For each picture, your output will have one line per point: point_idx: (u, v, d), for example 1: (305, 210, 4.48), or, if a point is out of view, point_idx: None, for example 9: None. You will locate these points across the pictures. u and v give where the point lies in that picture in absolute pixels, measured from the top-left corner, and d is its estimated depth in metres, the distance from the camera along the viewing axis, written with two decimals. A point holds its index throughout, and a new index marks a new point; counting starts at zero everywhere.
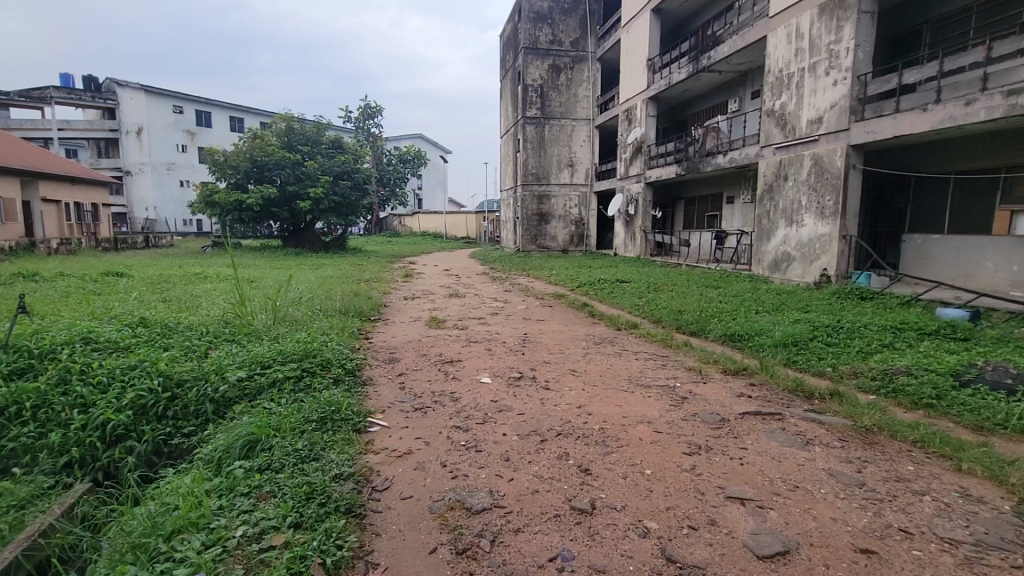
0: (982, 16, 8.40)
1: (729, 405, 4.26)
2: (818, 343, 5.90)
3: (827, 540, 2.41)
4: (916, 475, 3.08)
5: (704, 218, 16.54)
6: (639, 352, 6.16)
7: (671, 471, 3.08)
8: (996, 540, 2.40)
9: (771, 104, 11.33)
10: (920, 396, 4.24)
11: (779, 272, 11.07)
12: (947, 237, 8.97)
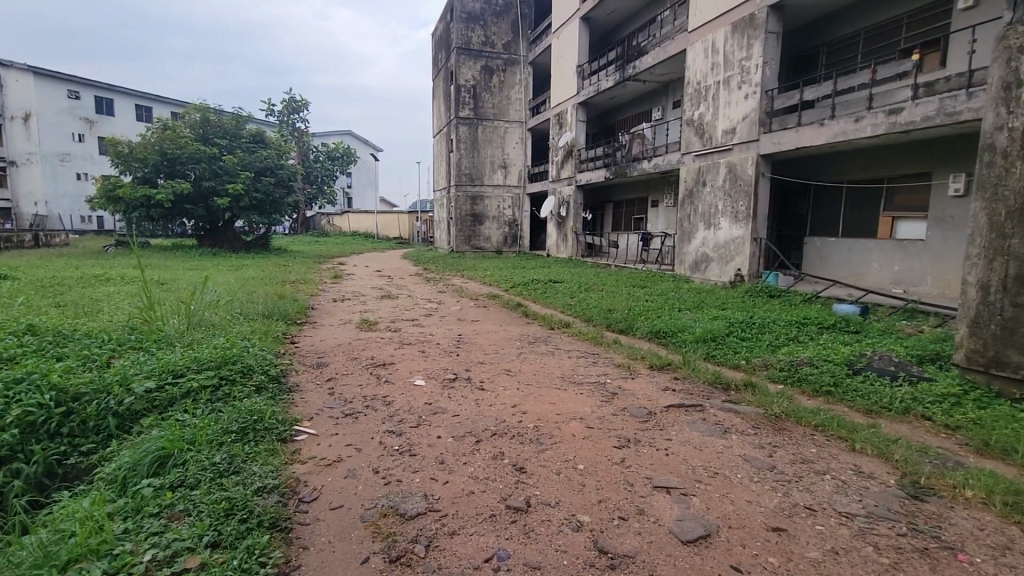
0: (868, 42, 9.39)
1: (655, 399, 4.48)
2: (733, 338, 6.35)
3: (743, 521, 2.59)
4: (818, 456, 3.39)
5: (631, 220, 17.25)
6: (571, 351, 6.32)
7: (602, 465, 3.19)
8: (884, 511, 2.70)
9: (691, 113, 12.03)
10: (820, 384, 4.68)
11: (699, 271, 11.77)
12: (841, 240, 9.94)
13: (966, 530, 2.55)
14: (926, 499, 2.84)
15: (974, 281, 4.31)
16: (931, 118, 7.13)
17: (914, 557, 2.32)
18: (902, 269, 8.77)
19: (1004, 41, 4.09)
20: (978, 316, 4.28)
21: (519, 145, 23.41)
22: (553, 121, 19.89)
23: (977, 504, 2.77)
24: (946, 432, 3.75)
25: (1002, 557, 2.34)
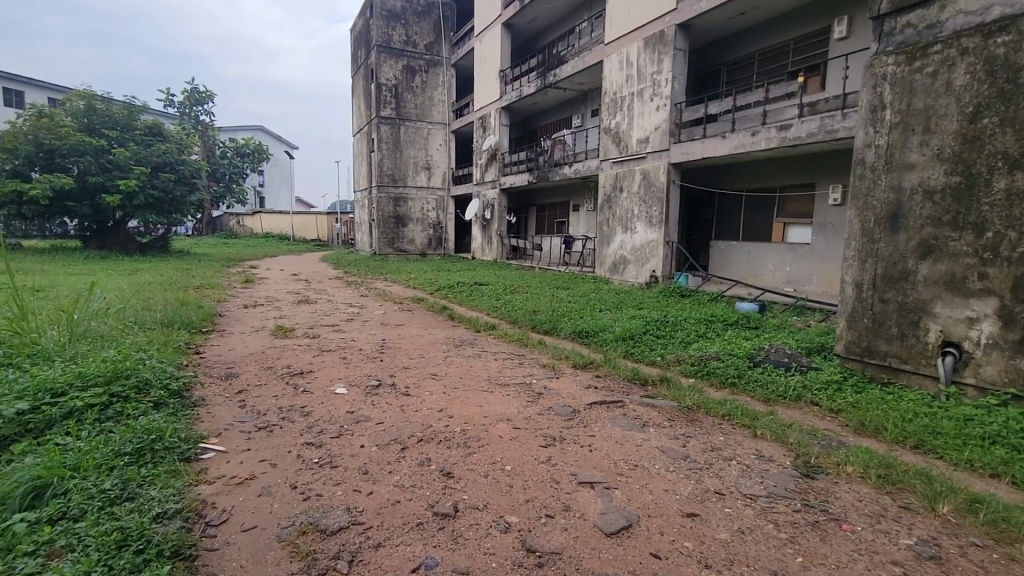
0: (762, 64, 10.30)
1: (578, 397, 4.62)
2: (650, 336, 6.70)
3: (661, 510, 2.74)
4: (725, 443, 3.66)
5: (553, 223, 17.68)
6: (497, 352, 6.36)
7: (529, 465, 3.24)
8: (782, 490, 2.97)
9: (608, 122, 12.56)
10: (725, 377, 5.07)
11: (618, 273, 12.30)
12: (742, 243, 10.81)
13: (849, 502, 2.86)
14: (816, 477, 3.16)
15: (851, 280, 4.86)
16: (815, 134, 7.96)
17: (807, 530, 2.58)
18: (793, 270, 9.70)
19: (871, 69, 4.65)
20: (855, 311, 4.83)
21: (443, 147, 23.24)
22: (477, 124, 19.95)
23: (857, 478, 3.13)
24: (830, 415, 4.20)
25: (877, 523, 2.66)
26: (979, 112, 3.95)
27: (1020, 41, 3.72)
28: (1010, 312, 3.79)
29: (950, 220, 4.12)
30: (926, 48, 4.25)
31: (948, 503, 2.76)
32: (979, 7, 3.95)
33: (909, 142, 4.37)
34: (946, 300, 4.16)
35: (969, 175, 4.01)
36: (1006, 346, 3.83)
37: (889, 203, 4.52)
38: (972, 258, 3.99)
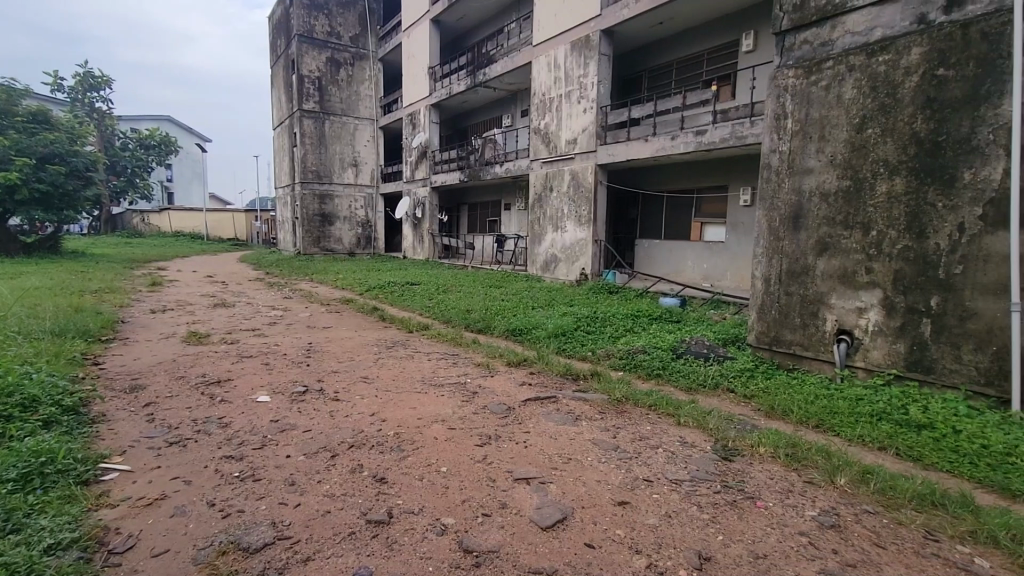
0: (679, 72, 10.88)
1: (513, 394, 4.66)
2: (581, 332, 6.89)
3: (594, 500, 2.82)
4: (652, 432, 3.84)
5: (485, 222, 17.71)
6: (430, 353, 6.27)
7: (464, 464, 3.22)
8: (704, 474, 3.16)
9: (537, 123, 12.74)
10: (651, 368, 5.32)
11: (549, 271, 12.53)
12: (664, 242, 11.37)
13: (762, 480, 3.10)
14: (733, 459, 3.38)
15: (761, 275, 5.25)
16: (727, 140, 8.52)
17: (726, 509, 2.76)
18: (710, 266, 10.34)
19: (775, 80, 5.04)
20: (764, 304, 5.22)
21: (371, 144, 22.56)
22: (406, 121, 19.55)
23: (768, 458, 3.39)
24: (744, 401, 4.52)
25: (786, 498, 2.89)
26: (864, 122, 4.40)
27: (897, 60, 4.18)
28: (892, 301, 4.26)
29: (843, 219, 4.55)
30: (820, 63, 4.67)
31: (844, 475, 3.07)
32: (864, 28, 4.39)
33: (807, 148, 4.79)
34: (840, 292, 4.60)
35: (857, 179, 4.45)
36: (889, 332, 4.30)
37: (792, 204, 4.93)
38: (860, 254, 4.44)
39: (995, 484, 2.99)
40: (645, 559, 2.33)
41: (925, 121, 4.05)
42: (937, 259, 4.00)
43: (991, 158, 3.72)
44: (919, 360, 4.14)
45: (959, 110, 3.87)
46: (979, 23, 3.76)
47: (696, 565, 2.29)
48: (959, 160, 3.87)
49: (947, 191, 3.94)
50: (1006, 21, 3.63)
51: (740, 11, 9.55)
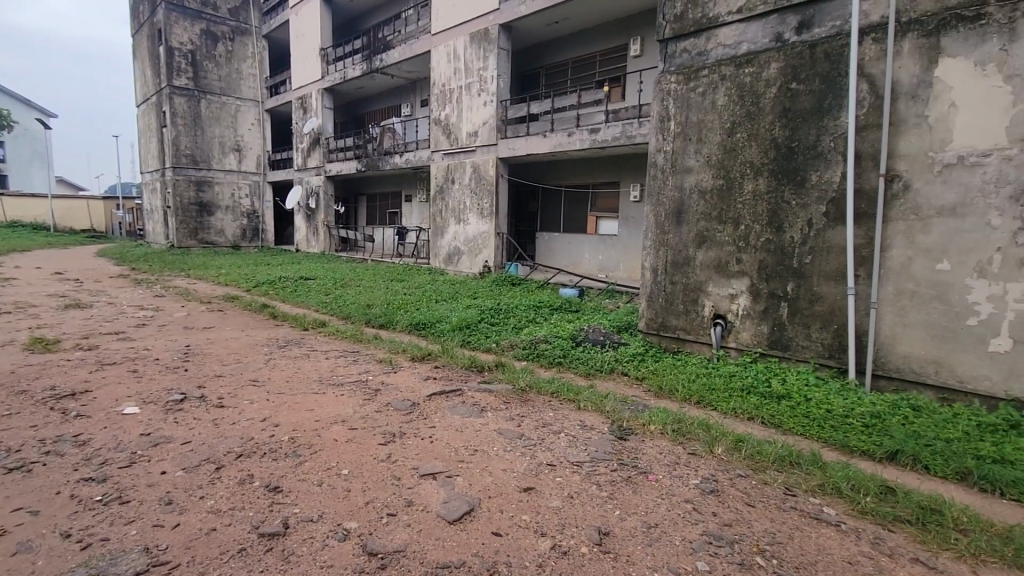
0: (574, 71, 11.29)
1: (417, 390, 4.58)
2: (485, 324, 6.95)
3: (500, 489, 2.87)
4: (554, 418, 3.98)
5: (385, 214, 17.15)
6: (328, 351, 5.95)
7: (367, 465, 3.11)
8: (602, 454, 3.34)
9: (438, 113, 12.55)
10: (553, 357, 5.52)
11: (452, 264, 12.45)
12: (562, 234, 11.79)
13: (653, 456, 3.35)
14: (628, 438, 3.62)
15: (649, 266, 5.64)
16: (618, 138, 9.02)
17: (623, 485, 2.94)
18: (604, 258, 10.91)
19: (660, 84, 5.41)
20: (652, 292, 5.63)
21: (256, 128, 20.80)
22: (295, 105, 18.29)
23: (658, 434, 3.67)
24: (637, 383, 4.85)
25: (673, 470, 3.16)
26: (734, 127, 4.88)
27: (760, 72, 4.68)
28: (757, 288, 4.79)
29: (717, 215, 5.03)
30: (698, 71, 5.10)
31: (721, 445, 3.41)
32: (733, 41, 4.85)
33: (688, 149, 5.22)
34: (716, 281, 5.09)
35: (728, 179, 4.94)
36: (755, 315, 4.84)
37: (675, 200, 5.35)
38: (732, 246, 4.94)
39: (837, 442, 3.50)
40: (549, 541, 2.41)
41: (782, 128, 4.58)
42: (792, 250, 4.56)
43: (833, 163, 4.31)
44: (779, 339, 4.71)
45: (808, 120, 4.43)
46: (823, 44, 4.32)
47: (596, 540, 2.42)
48: (808, 164, 4.44)
49: (799, 190, 4.50)
50: (843, 44, 4.21)
51: (628, 17, 10.12)
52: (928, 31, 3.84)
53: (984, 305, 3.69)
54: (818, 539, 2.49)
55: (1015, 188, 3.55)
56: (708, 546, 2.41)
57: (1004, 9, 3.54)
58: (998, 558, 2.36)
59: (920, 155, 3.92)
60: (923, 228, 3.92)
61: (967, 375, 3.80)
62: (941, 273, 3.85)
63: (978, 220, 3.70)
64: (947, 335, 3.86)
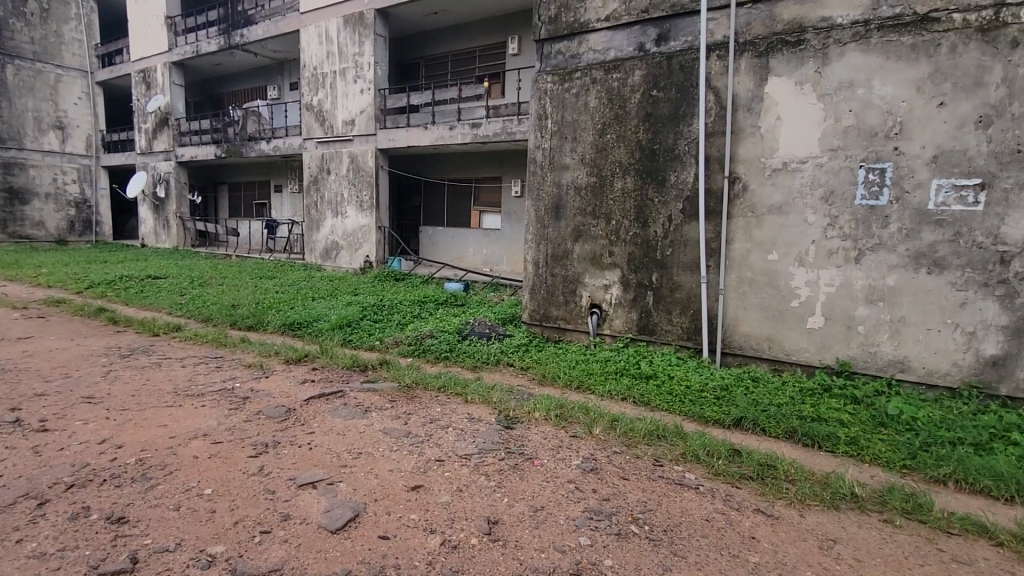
0: (454, 64, 11.23)
1: (293, 394, 4.27)
2: (367, 321, 6.68)
3: (387, 491, 2.79)
4: (441, 412, 3.97)
5: (251, 205, 15.66)
6: (184, 358, 5.30)
7: (235, 481, 2.83)
8: (490, 444, 3.40)
9: (309, 99, 11.73)
10: (439, 352, 5.49)
11: (330, 260, 11.76)
12: (446, 228, 11.71)
13: (538, 441, 3.48)
14: (514, 427, 3.72)
15: (531, 259, 5.83)
16: (499, 134, 9.17)
17: (510, 473, 3.03)
18: (489, 252, 11.06)
19: (537, 84, 5.59)
20: (534, 284, 5.83)
21: (84, 102, 17.72)
22: (135, 79, 15.91)
23: (542, 420, 3.82)
24: (522, 372, 5.01)
25: (556, 453, 3.31)
26: (604, 128, 5.21)
27: (625, 78, 5.05)
28: (627, 279, 5.19)
29: (592, 210, 5.35)
30: (571, 73, 5.36)
31: (599, 425, 3.65)
32: (602, 47, 5.18)
33: (564, 147, 5.47)
34: (591, 273, 5.42)
35: (601, 177, 5.27)
36: (626, 304, 5.24)
37: (553, 196, 5.59)
38: (605, 240, 5.29)
39: (696, 414, 3.94)
40: (439, 537, 2.40)
41: (646, 132, 4.99)
42: (656, 244, 5.01)
43: (687, 164, 4.80)
44: (646, 325, 5.15)
45: (667, 125, 4.88)
46: (678, 57, 4.77)
47: (486, 529, 2.46)
48: (668, 165, 4.89)
49: (661, 189, 4.95)
50: (694, 58, 4.70)
51: (506, 14, 10.31)
52: (760, 52, 4.42)
53: (803, 289, 4.38)
54: (682, 503, 2.78)
55: (824, 190, 4.25)
56: (590, 521, 2.57)
57: (815, 39, 4.20)
58: (817, 500, 2.83)
59: (756, 160, 4.52)
60: (758, 224, 4.53)
61: (792, 349, 4.48)
62: (773, 262, 4.49)
63: (799, 217, 4.36)
64: (777, 315, 4.51)
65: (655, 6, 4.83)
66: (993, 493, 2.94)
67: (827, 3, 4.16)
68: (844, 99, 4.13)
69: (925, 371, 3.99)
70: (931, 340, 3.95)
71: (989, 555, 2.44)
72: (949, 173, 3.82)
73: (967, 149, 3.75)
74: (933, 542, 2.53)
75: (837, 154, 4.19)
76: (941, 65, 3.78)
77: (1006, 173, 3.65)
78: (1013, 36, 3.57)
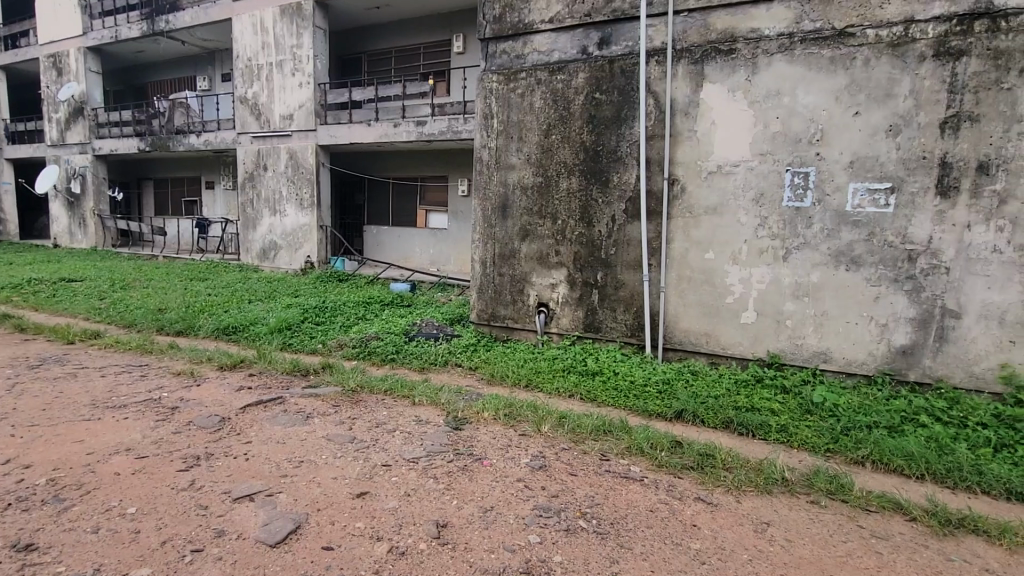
0: (398, 60, 11.01)
1: (228, 402, 4.04)
2: (308, 324, 6.43)
3: (330, 500, 2.69)
4: (388, 416, 3.88)
5: (179, 203, 14.71)
6: (103, 367, 4.89)
7: (162, 498, 2.64)
8: (437, 446, 3.35)
9: (243, 91, 11.15)
10: (385, 353, 5.37)
11: (268, 260, 11.24)
12: (391, 228, 11.47)
13: (486, 441, 3.48)
14: (463, 428, 3.69)
15: (478, 259, 5.81)
16: (445, 133, 9.08)
17: (458, 475, 3.00)
18: (435, 252, 10.93)
19: (482, 83, 5.58)
20: (482, 284, 5.82)
21: None
22: (43, 64, 14.55)
23: (490, 420, 3.81)
24: (470, 373, 4.99)
25: (505, 453, 3.32)
26: (550, 129, 5.27)
27: (570, 80, 5.12)
28: (574, 277, 5.28)
29: (538, 210, 5.40)
30: (517, 73, 5.38)
31: (547, 423, 3.69)
32: (546, 48, 5.23)
33: (510, 147, 5.49)
34: (538, 272, 5.47)
35: (546, 177, 5.33)
36: (572, 302, 5.32)
37: (500, 195, 5.59)
38: (551, 239, 5.36)
39: (639, 408, 4.06)
40: (386, 544, 2.34)
41: (589, 133, 5.09)
42: (600, 243, 5.12)
43: (629, 166, 4.94)
44: (592, 322, 5.26)
45: (610, 127, 5.00)
46: (619, 61, 4.90)
47: (434, 534, 2.42)
48: (611, 166, 5.01)
49: (604, 189, 5.07)
50: (634, 63, 4.84)
51: (451, 12, 10.23)
52: (695, 59, 4.61)
53: (737, 285, 4.61)
54: (627, 496, 2.85)
55: (755, 193, 4.49)
56: (538, 519, 2.59)
57: (745, 49, 4.42)
58: (751, 486, 2.99)
59: (693, 163, 4.71)
60: (696, 224, 4.72)
61: (727, 343, 4.70)
62: (709, 261, 4.70)
63: (732, 218, 4.59)
64: (714, 311, 4.72)
65: (597, 10, 4.94)
66: (905, 471, 3.21)
67: (756, 15, 4.40)
68: (772, 106, 4.38)
69: (845, 361, 4.30)
70: (850, 331, 4.26)
71: (903, 530, 2.66)
72: (864, 177, 4.13)
73: (879, 155, 4.07)
74: (854, 520, 2.73)
75: (766, 158, 4.43)
76: (856, 77, 4.09)
77: (913, 178, 3.99)
78: (917, 52, 3.90)
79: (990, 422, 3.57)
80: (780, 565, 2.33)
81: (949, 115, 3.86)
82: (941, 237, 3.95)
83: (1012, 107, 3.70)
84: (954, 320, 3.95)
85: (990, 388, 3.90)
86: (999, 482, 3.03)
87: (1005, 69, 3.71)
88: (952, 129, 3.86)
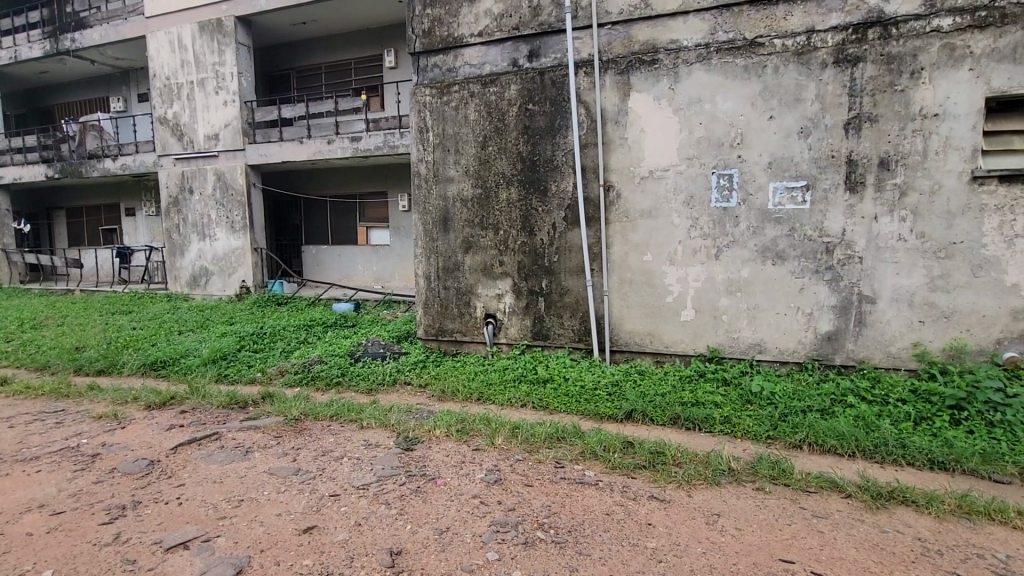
0: (328, 76, 10.78)
1: (156, 444, 3.75)
2: (245, 352, 6.11)
3: (274, 538, 2.53)
4: (335, 443, 3.72)
5: (96, 232, 13.68)
6: (10, 417, 4.41)
7: (83, 556, 2.40)
8: (388, 470, 3.25)
9: (162, 111, 10.52)
10: (331, 377, 5.19)
11: (199, 288, 10.60)
12: (331, 247, 11.14)
13: (440, 459, 3.41)
14: (415, 447, 3.60)
15: (423, 274, 5.73)
16: (381, 148, 8.97)
17: (411, 497, 2.91)
18: (378, 268, 10.70)
19: (415, 96, 5.52)
20: (428, 299, 5.73)
21: None
22: None
23: (443, 438, 3.74)
24: (421, 390, 4.89)
25: (459, 469, 3.26)
26: (486, 141, 5.29)
27: (502, 92, 5.17)
28: (519, 287, 5.29)
29: (479, 221, 5.39)
30: (449, 86, 5.38)
31: (500, 435, 3.66)
32: (477, 61, 5.27)
33: (447, 159, 5.46)
34: (483, 283, 5.45)
35: (485, 188, 5.34)
36: (519, 311, 5.34)
37: (440, 208, 5.54)
38: (494, 250, 5.36)
39: (591, 412, 4.11)
40: None
41: (525, 144, 5.15)
42: (543, 252, 5.17)
43: (565, 174, 5.04)
44: (540, 330, 5.28)
45: (544, 137, 5.08)
46: (550, 72, 5.00)
47: (389, 563, 2.33)
48: (548, 175, 5.09)
49: (543, 198, 5.13)
50: (564, 74, 4.96)
51: (381, 27, 10.13)
52: (621, 70, 4.77)
53: (675, 285, 4.77)
54: (583, 501, 2.86)
55: (685, 195, 4.68)
56: (496, 535, 2.55)
57: (666, 59, 4.62)
58: (701, 478, 3.08)
59: (626, 169, 4.86)
60: (633, 228, 4.87)
61: (670, 341, 4.85)
62: (648, 262, 4.84)
63: (666, 220, 4.76)
64: (656, 310, 4.86)
65: (524, 24, 5.03)
66: (839, 451, 3.41)
67: (674, 27, 4.61)
68: (695, 113, 4.58)
69: (778, 350, 4.54)
70: (780, 322, 4.51)
71: (840, 507, 2.81)
72: (782, 176, 4.40)
73: (794, 155, 4.36)
74: (796, 502, 2.86)
75: (693, 162, 4.64)
76: (768, 83, 4.36)
77: (825, 176, 4.29)
78: (820, 59, 4.22)
79: (909, 397, 3.86)
80: (732, 554, 2.40)
81: (852, 116, 4.19)
82: (853, 229, 4.26)
83: (906, 107, 4.06)
84: (871, 305, 4.26)
85: (906, 365, 4.22)
86: (922, 453, 3.27)
87: (898, 73, 4.06)
88: (855, 129, 4.19)
